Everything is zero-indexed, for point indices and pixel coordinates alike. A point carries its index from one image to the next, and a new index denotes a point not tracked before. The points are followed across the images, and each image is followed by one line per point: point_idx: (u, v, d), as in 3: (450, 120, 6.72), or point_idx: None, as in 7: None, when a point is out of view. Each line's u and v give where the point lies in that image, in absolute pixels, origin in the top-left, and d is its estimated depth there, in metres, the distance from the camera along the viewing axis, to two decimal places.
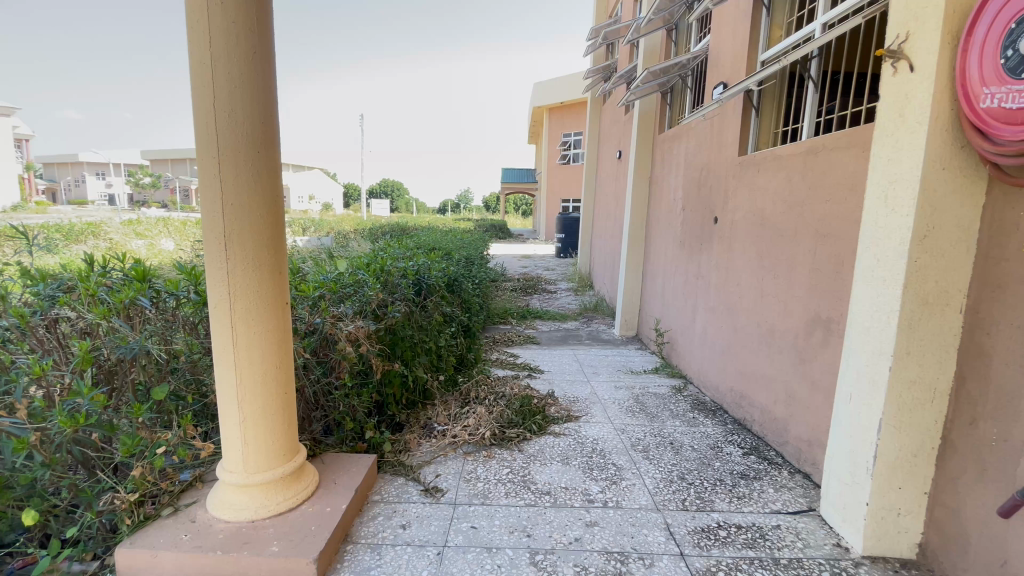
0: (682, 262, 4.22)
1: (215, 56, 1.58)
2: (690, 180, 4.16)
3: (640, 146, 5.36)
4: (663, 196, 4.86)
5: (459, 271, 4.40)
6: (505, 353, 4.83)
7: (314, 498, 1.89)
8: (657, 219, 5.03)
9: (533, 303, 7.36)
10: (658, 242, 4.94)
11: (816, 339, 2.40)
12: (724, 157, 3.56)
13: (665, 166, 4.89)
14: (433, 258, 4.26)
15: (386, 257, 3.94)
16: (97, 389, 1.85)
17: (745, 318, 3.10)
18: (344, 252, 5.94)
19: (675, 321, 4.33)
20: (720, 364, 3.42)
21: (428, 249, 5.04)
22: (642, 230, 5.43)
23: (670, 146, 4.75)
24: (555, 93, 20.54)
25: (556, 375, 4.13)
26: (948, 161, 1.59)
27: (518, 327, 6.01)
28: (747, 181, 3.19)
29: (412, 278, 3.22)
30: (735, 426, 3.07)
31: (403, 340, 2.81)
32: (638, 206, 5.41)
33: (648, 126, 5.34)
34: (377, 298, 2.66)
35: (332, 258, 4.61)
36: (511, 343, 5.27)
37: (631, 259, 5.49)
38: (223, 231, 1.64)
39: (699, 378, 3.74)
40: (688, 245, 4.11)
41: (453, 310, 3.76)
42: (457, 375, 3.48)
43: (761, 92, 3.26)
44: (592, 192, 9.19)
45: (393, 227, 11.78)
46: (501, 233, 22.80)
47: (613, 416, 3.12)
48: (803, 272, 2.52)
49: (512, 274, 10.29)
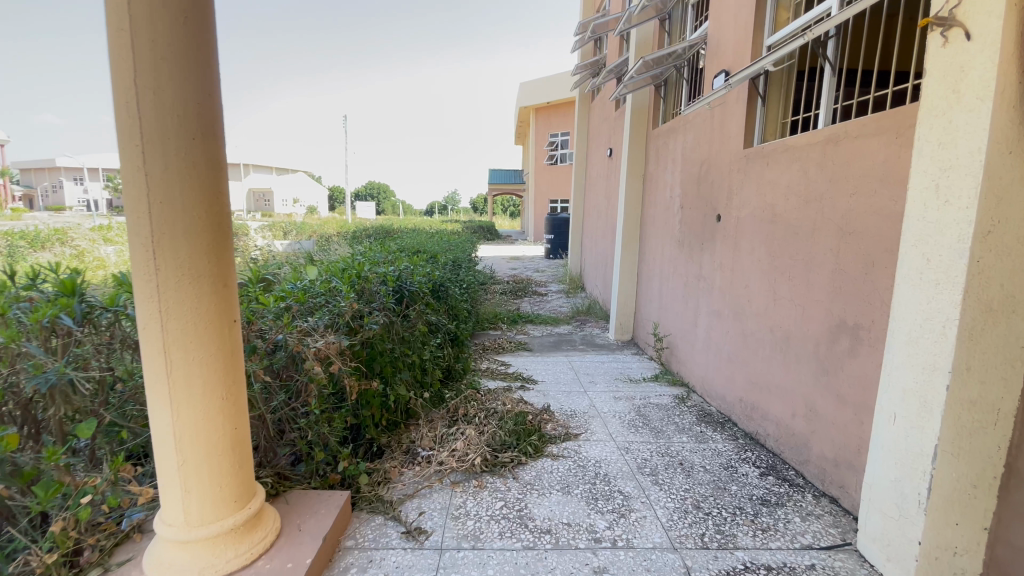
0: (681, 263, 3.98)
1: (135, 19, 1.29)
2: (688, 176, 3.91)
3: (633, 142, 5.10)
4: (660, 194, 4.60)
5: (444, 275, 4.12)
6: (496, 361, 4.56)
7: (273, 551, 1.60)
8: (653, 218, 4.78)
9: (524, 308, 7.09)
10: (655, 242, 4.68)
11: (841, 348, 2.16)
12: (726, 150, 3.32)
13: (660, 162, 4.65)
14: (416, 261, 3.96)
15: (365, 262, 3.63)
16: (7, 427, 1.57)
17: (754, 323, 2.86)
18: (322, 255, 5.62)
19: (674, 326, 4.08)
20: (726, 372, 3.17)
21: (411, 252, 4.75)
22: (637, 230, 5.19)
23: (666, 141, 4.51)
24: (541, 93, 20.31)
25: (551, 385, 3.86)
26: (1015, 144, 1.35)
27: (509, 332, 5.74)
28: (752, 175, 2.95)
29: (393, 285, 2.93)
30: (746, 440, 2.82)
31: (381, 355, 2.51)
32: (631, 204, 5.15)
33: (641, 121, 5.08)
34: (352, 309, 2.37)
35: (309, 263, 4.31)
36: (500, 349, 4.99)
37: (626, 260, 5.24)
38: (150, 236, 1.34)
39: (703, 387, 3.50)
40: (687, 245, 3.86)
41: (439, 318, 3.47)
42: (443, 390, 3.20)
43: (767, 79, 3.01)
44: (582, 191, 8.93)
45: (378, 230, 11.47)
46: (489, 234, 22.56)
47: (615, 432, 2.85)
48: (822, 273, 2.28)
49: (501, 276, 10.03)
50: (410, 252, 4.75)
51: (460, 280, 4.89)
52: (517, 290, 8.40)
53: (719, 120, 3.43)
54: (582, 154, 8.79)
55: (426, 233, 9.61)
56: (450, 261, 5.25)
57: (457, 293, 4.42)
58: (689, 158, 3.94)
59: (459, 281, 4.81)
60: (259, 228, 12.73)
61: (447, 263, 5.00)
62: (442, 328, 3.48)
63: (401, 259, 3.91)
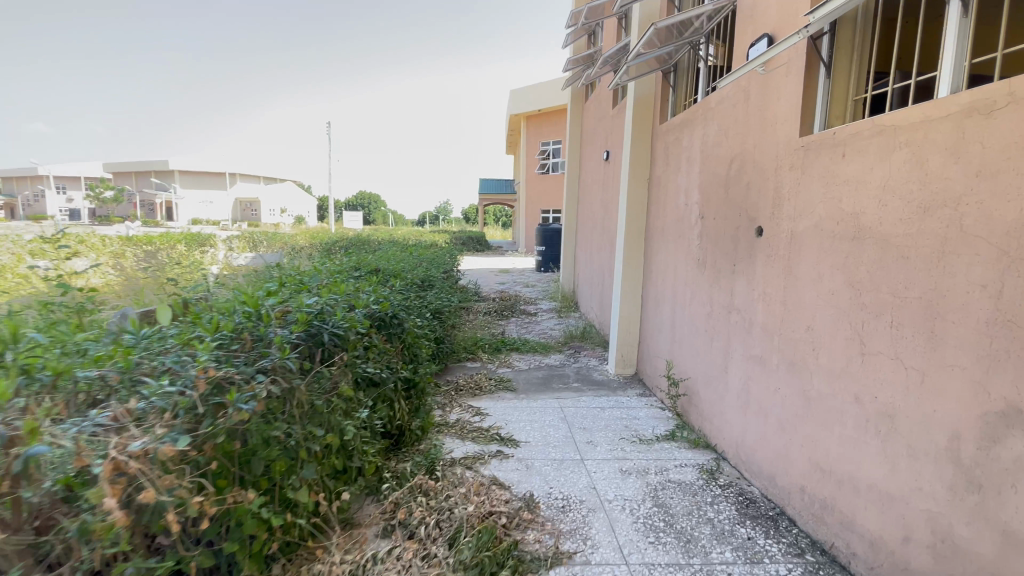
0: (702, 289, 3.11)
1: None
2: (711, 178, 3.05)
3: (635, 140, 4.24)
4: (670, 201, 3.75)
5: (401, 302, 3.24)
6: (468, 407, 3.66)
7: None
8: (661, 232, 3.92)
9: (509, 331, 6.19)
10: (664, 260, 3.81)
11: (1008, 452, 1.30)
12: (768, 141, 2.47)
13: (670, 162, 3.81)
14: (359, 287, 3.06)
15: (286, 290, 2.73)
16: None
17: (824, 382, 1.99)
18: (267, 271, 4.72)
19: (693, 368, 3.21)
20: (776, 445, 2.30)
21: (364, 273, 3.85)
22: (641, 245, 4.31)
23: (678, 136, 3.65)
24: (533, 99, 19.59)
25: (534, 446, 2.99)
26: None
27: (489, 364, 4.85)
28: (815, 171, 2.09)
29: (304, 328, 2.06)
30: (815, 556, 1.94)
31: (266, 445, 1.67)
32: (634, 214, 4.28)
33: (646, 114, 4.22)
34: (208, 379, 1.53)
35: (234, 287, 3.41)
36: (477, 389, 4.10)
37: (628, 280, 4.35)
38: None
39: (737, 456, 2.63)
40: (710, 267, 3.00)
41: (381, 365, 2.59)
42: (383, 474, 2.31)
43: (833, 38, 2.14)
44: (576, 200, 8.07)
45: (353, 242, 10.55)
46: (478, 244, 21.69)
47: (620, 543, 1.99)
48: (961, 323, 1.42)
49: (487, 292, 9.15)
50: (363, 273, 3.85)
51: (427, 307, 3.97)
52: (503, 309, 7.51)
53: (757, 102, 2.57)
54: (575, 160, 7.94)
55: (404, 246, 8.72)
56: (415, 280, 4.33)
57: (417, 323, 3.51)
58: (711, 156, 3.08)
59: (426, 309, 3.92)
60: (227, 239, 11.77)
61: (409, 284, 4.10)
62: (386, 378, 2.61)
63: (340, 286, 3.01)
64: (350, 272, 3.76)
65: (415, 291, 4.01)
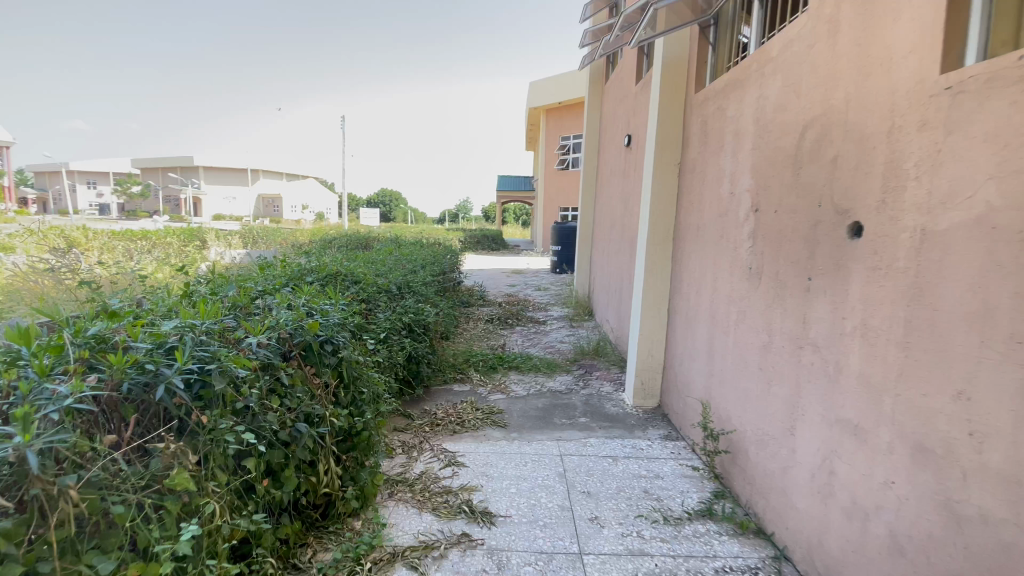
0: (754, 311, 2.24)
1: None
2: (770, 156, 2.19)
3: (663, 116, 3.37)
4: (707, 192, 2.88)
5: (346, 320, 2.46)
6: (440, 451, 2.85)
7: None
8: (694, 234, 3.05)
9: (510, 344, 5.32)
10: (699, 268, 2.94)
11: None
12: (869, 93, 1.61)
13: (707, 140, 2.94)
14: (275, 303, 2.26)
15: (165, 308, 1.96)
16: None
17: (994, 493, 1.15)
18: (216, 271, 3.97)
19: (737, 416, 2.36)
20: (883, 569, 1.45)
21: (308, 281, 3.03)
22: (668, 248, 3.44)
23: (720, 106, 2.77)
24: (552, 92, 18.68)
25: (515, 524, 2.18)
26: None
27: (479, 386, 3.99)
28: (972, 130, 1.25)
29: (98, 389, 1.28)
30: None
31: None
32: (657, 209, 3.41)
33: (676, 83, 3.35)
34: None
35: (136, 295, 2.65)
36: (457, 423, 3.28)
37: (651, 291, 3.48)
38: None
39: (809, 563, 1.78)
40: (768, 280, 2.14)
41: (281, 421, 1.81)
42: None
43: None
44: (593, 194, 7.17)
45: (351, 238, 9.83)
46: (493, 243, 20.88)
47: None
48: None
49: (493, 295, 8.34)
50: (307, 281, 3.04)
51: (390, 323, 3.14)
52: (507, 315, 6.64)
53: (854, 35, 1.70)
54: (593, 150, 7.06)
55: (402, 244, 7.90)
56: (383, 287, 3.50)
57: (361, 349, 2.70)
58: (771, 126, 2.21)
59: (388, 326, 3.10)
60: (224, 235, 11.18)
61: (370, 293, 3.28)
62: (290, 437, 1.83)
63: (248, 303, 2.22)
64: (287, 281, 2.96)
65: (376, 304, 3.21)
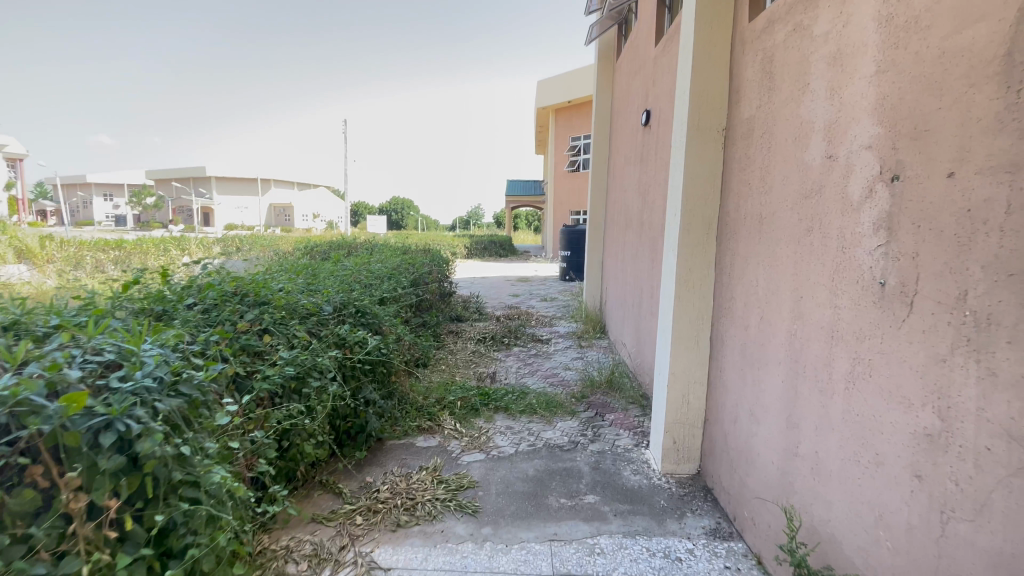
0: (900, 364, 1.22)
1: None
2: (931, 77, 1.17)
3: (700, 61, 2.34)
4: (781, 163, 1.84)
5: (178, 374, 1.47)
6: (365, 569, 1.84)
7: None
8: (756, 230, 2.02)
9: (501, 372, 4.25)
10: (764, 281, 1.92)
11: None
12: None
13: (773, 84, 1.93)
14: (30, 357, 1.30)
15: None
16: None
17: None
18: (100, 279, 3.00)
19: (865, 549, 1.32)
20: None
21: (176, 309, 2.04)
22: (710, 251, 2.41)
23: (798, 25, 1.76)
24: (561, 90, 17.76)
25: None
26: None
27: (450, 438, 2.95)
28: None
29: None
30: None
31: None
32: (693, 196, 2.37)
33: (718, 13, 2.32)
34: None
35: None
36: (402, 504, 2.26)
37: (687, 312, 2.44)
38: None
39: None
40: (939, 310, 1.11)
41: None
42: None
43: None
44: (603, 190, 6.11)
45: (334, 244, 8.90)
46: (501, 249, 19.96)
47: None
48: None
49: (490, 307, 7.34)
50: (177, 310, 2.06)
51: (300, 367, 2.14)
52: (503, 332, 5.57)
53: None
54: (604, 138, 6.02)
55: (384, 251, 6.85)
56: (307, 309, 2.50)
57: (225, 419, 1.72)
58: (929, 20, 1.18)
59: (295, 368, 2.10)
60: (203, 243, 10.34)
61: (279, 322, 2.29)
62: None
63: None
64: (140, 312, 1.98)
65: (284, 339, 2.21)
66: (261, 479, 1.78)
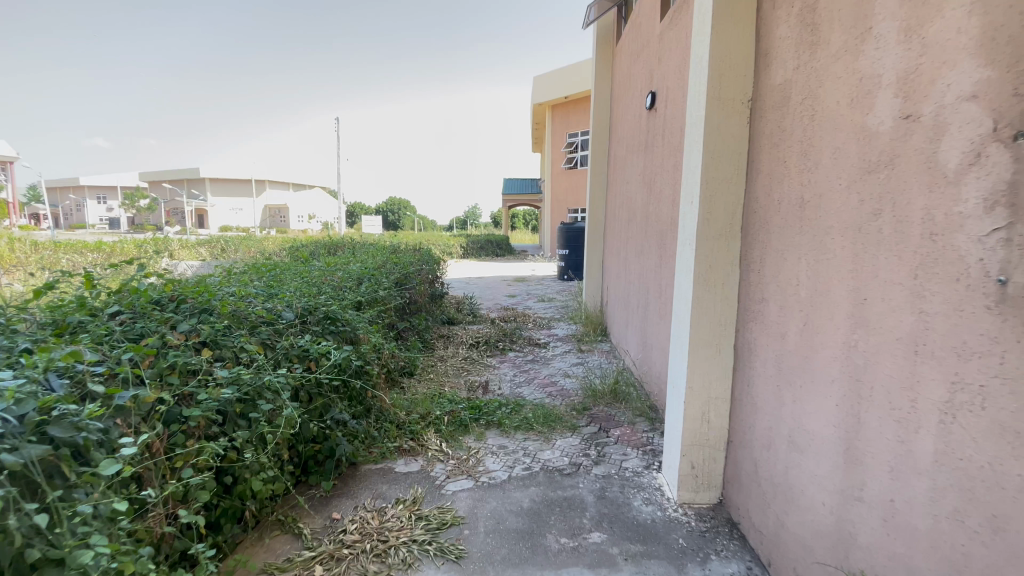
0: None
1: None
2: None
3: (722, 19, 1.98)
4: (832, 134, 1.49)
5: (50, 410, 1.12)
6: None
7: None
8: (796, 217, 1.66)
9: (494, 381, 3.88)
10: (809, 279, 1.57)
11: None
12: None
13: (818, 37, 1.57)
14: None
15: None
16: None
17: None
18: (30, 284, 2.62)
19: None
20: None
21: (94, 320, 1.68)
22: (735, 244, 2.05)
23: None
24: (558, 86, 17.40)
25: None
26: None
27: (434, 461, 2.59)
28: None
29: None
30: None
31: None
32: (714, 180, 2.01)
33: None
34: None
35: None
36: (373, 547, 1.90)
37: (707, 316, 2.08)
38: None
39: None
40: None
41: None
42: None
43: None
44: (603, 183, 5.74)
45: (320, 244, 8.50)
46: (497, 249, 19.59)
47: None
48: None
49: (484, 308, 6.96)
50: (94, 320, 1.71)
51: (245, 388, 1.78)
52: (498, 336, 5.19)
53: None
54: (603, 129, 5.66)
55: (371, 250, 6.46)
56: (263, 317, 2.14)
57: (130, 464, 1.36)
58: None
59: (238, 390, 1.76)
60: (185, 244, 9.93)
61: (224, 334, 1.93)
62: None
63: None
64: (47, 323, 1.62)
65: (228, 355, 1.85)
66: (183, 533, 1.43)
